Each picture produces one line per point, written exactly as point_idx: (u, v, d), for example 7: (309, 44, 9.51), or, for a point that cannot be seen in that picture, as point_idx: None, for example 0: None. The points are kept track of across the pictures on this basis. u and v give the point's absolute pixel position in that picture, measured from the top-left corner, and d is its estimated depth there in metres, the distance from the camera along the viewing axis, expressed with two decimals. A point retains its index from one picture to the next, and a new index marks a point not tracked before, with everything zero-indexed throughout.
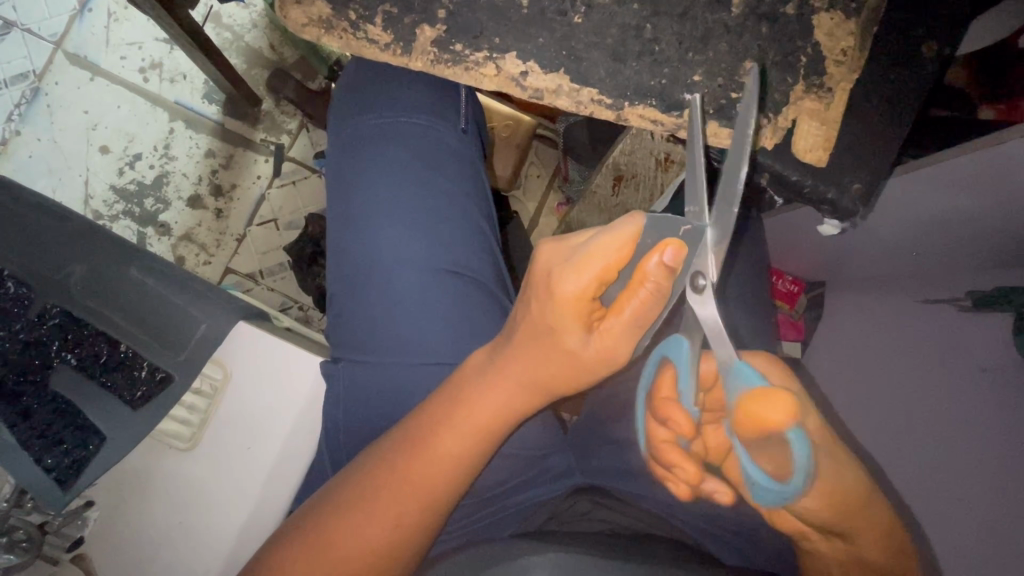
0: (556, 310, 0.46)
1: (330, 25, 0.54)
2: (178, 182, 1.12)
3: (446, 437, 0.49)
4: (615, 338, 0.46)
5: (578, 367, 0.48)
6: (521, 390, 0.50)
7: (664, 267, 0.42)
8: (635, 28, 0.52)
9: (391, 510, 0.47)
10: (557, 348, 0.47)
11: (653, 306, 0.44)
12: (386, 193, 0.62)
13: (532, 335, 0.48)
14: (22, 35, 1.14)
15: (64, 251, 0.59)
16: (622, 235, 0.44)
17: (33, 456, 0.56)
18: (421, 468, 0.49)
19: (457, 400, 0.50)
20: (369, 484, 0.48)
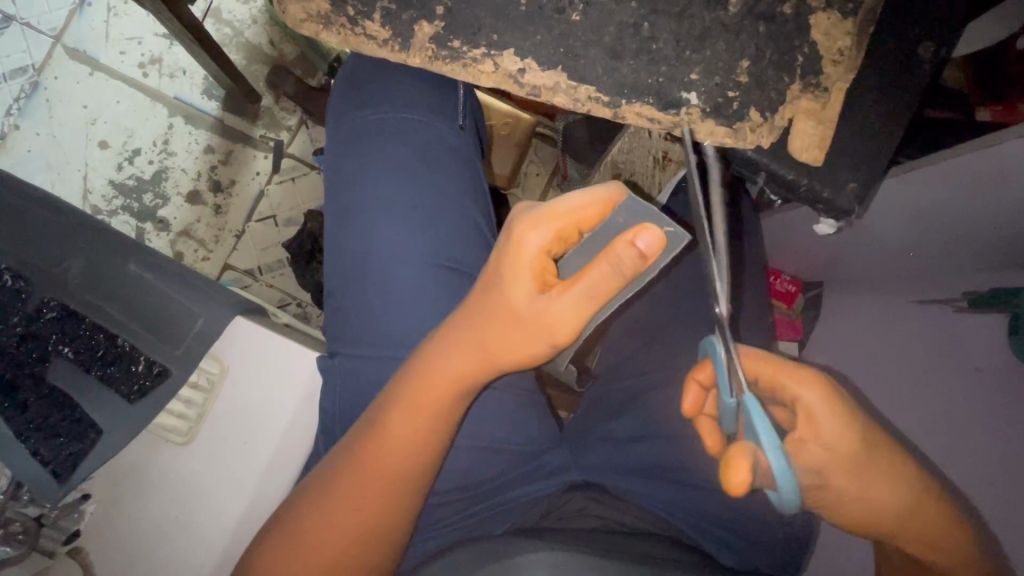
0: (515, 262, 0.47)
1: (329, 21, 0.54)
2: (178, 177, 1.12)
3: (408, 414, 0.50)
4: (560, 303, 0.46)
5: (517, 326, 0.47)
6: (472, 354, 0.49)
7: (636, 251, 0.43)
8: (633, 26, 0.52)
9: (361, 494, 0.49)
10: (506, 306, 0.48)
11: (608, 281, 0.44)
12: (383, 187, 0.62)
13: (488, 292, 0.49)
14: (22, 29, 1.13)
15: (62, 244, 0.59)
16: (595, 197, 0.47)
17: (28, 448, 0.55)
18: (385, 458, 0.49)
19: (412, 370, 0.51)
20: (337, 479, 0.49)
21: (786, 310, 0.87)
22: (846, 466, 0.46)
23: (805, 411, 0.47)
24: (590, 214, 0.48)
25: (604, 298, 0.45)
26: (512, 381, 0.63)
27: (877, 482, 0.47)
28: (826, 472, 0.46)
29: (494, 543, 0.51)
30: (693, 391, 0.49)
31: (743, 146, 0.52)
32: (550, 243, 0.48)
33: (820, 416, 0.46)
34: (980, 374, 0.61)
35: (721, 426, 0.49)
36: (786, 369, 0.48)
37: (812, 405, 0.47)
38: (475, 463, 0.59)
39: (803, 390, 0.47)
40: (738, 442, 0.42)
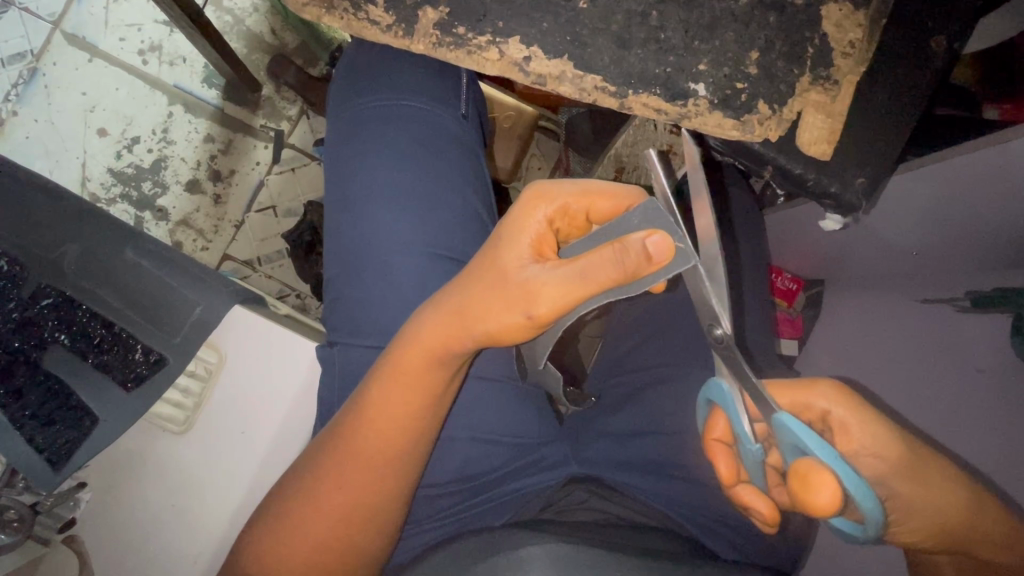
0: (515, 227, 0.47)
1: (332, 5, 0.53)
2: (177, 166, 1.11)
3: (397, 388, 0.49)
4: (550, 274, 0.44)
5: (500, 292, 0.46)
6: (451, 320, 0.48)
7: (642, 249, 0.41)
8: (641, 15, 0.51)
9: (353, 472, 0.49)
10: (496, 270, 0.46)
11: (605, 269, 0.42)
12: (383, 175, 0.61)
13: (483, 255, 0.48)
14: (20, 14, 1.12)
15: (58, 230, 0.58)
16: (616, 189, 0.47)
17: (25, 436, 0.55)
18: (369, 440, 0.49)
19: (396, 342, 0.50)
20: (325, 464, 0.49)
21: (787, 309, 0.86)
22: (903, 477, 0.43)
23: (839, 425, 0.44)
24: (604, 205, 0.47)
25: (596, 285, 0.43)
26: (509, 372, 0.62)
27: (937, 494, 0.43)
28: (889, 481, 0.43)
29: (494, 536, 0.51)
30: (719, 454, 0.47)
31: (750, 139, 0.51)
32: (556, 217, 0.47)
33: (855, 430, 0.44)
34: (983, 373, 0.61)
35: (755, 479, 0.47)
36: (798, 385, 0.46)
37: (845, 416, 0.44)
38: (475, 454, 0.59)
39: (833, 405, 0.45)
40: (802, 466, 0.40)
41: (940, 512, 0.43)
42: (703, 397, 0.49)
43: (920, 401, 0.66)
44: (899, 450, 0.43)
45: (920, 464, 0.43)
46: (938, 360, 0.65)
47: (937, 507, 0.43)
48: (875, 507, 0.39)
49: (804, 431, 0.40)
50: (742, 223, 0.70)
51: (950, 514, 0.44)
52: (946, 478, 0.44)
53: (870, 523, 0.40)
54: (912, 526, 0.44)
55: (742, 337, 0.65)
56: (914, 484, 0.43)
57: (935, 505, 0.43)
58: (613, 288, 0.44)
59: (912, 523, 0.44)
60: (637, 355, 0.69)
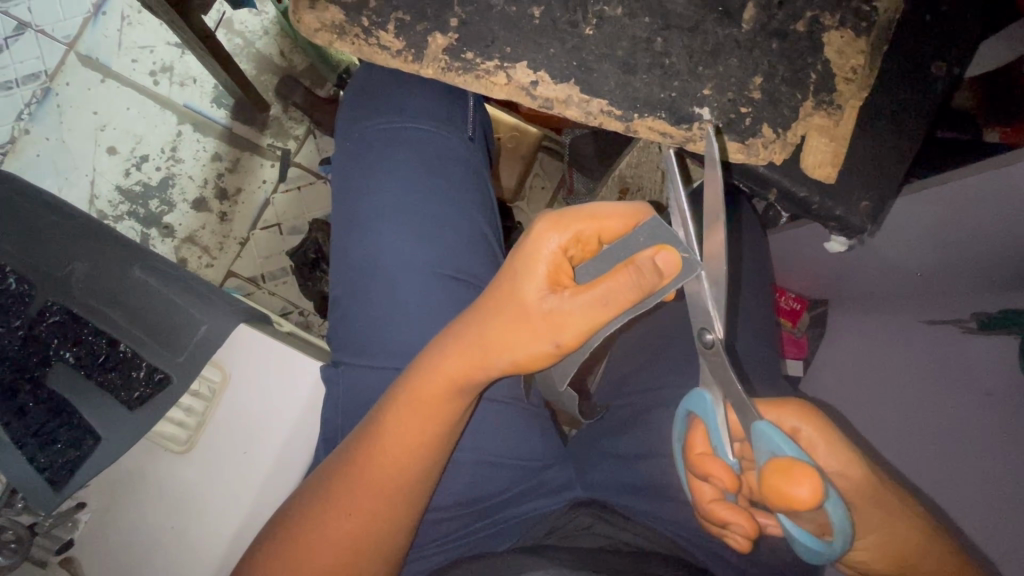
0: (529, 259, 0.46)
1: (343, 30, 0.51)
2: (184, 184, 1.12)
3: (410, 416, 0.48)
4: (571, 303, 0.44)
5: (523, 323, 0.46)
6: (472, 353, 0.47)
7: (652, 266, 0.42)
8: (645, 41, 0.52)
9: (360, 498, 0.48)
10: (516, 303, 0.46)
11: (623, 291, 0.43)
12: (391, 198, 0.62)
13: (497, 287, 0.48)
14: (36, 36, 1.15)
15: (68, 248, 0.59)
16: (625, 209, 0.47)
17: (27, 455, 0.55)
18: (382, 463, 0.48)
19: (411, 370, 0.50)
20: (333, 490, 0.48)
21: (791, 329, 0.86)
22: (868, 509, 0.42)
23: (806, 443, 0.44)
24: (615, 225, 0.47)
25: (615, 309, 0.43)
26: (512, 393, 0.62)
27: (897, 536, 0.42)
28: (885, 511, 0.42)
29: (496, 562, 0.50)
30: (715, 465, 0.44)
31: (754, 161, 0.51)
32: (568, 245, 0.47)
33: (821, 448, 0.43)
34: (990, 398, 0.61)
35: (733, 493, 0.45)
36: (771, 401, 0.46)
37: (814, 435, 0.44)
38: (477, 476, 0.59)
39: (803, 423, 0.44)
40: (783, 458, 0.40)
41: (898, 553, 0.43)
42: (683, 408, 0.48)
43: (923, 426, 0.65)
44: (882, 481, 0.43)
45: (896, 497, 0.43)
46: (946, 386, 0.65)
47: (893, 547, 0.42)
48: (842, 515, 0.39)
49: (770, 429, 0.42)
50: (746, 244, 0.71)
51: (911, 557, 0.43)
52: (921, 519, 0.44)
53: (838, 538, 0.40)
54: (873, 559, 0.43)
55: (744, 360, 0.65)
56: (897, 518, 0.42)
57: (892, 544, 0.42)
58: (632, 307, 0.44)
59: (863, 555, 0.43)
60: (637, 377, 0.69)
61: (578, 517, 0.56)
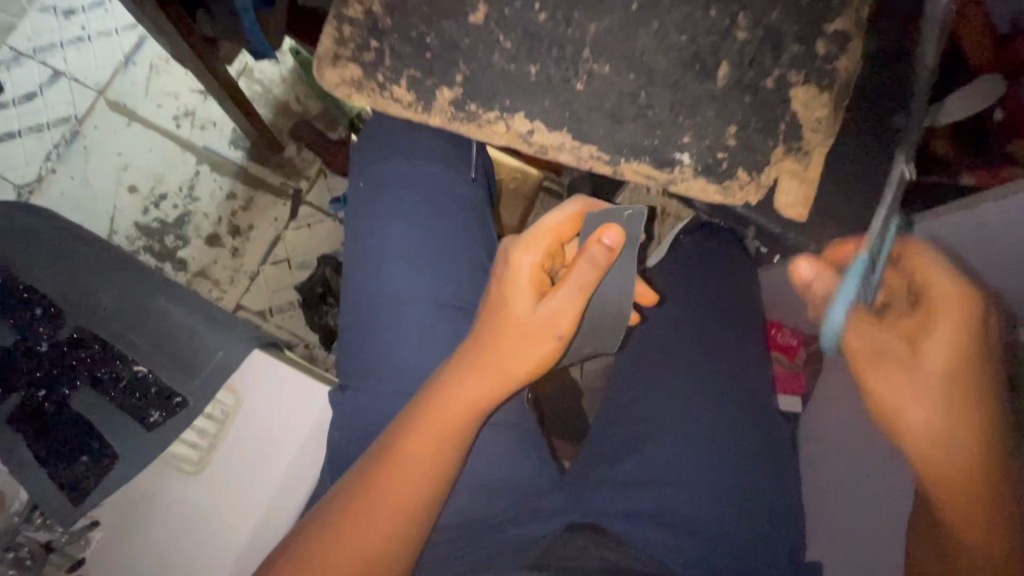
0: (515, 284, 0.55)
1: (360, 85, 0.57)
2: (199, 221, 1.19)
3: (422, 436, 0.52)
4: (556, 301, 0.54)
5: (524, 333, 0.54)
6: (483, 375, 0.54)
7: (603, 245, 0.54)
8: (631, 95, 0.56)
9: (375, 518, 0.49)
10: (512, 318, 0.55)
11: (589, 274, 0.54)
12: (399, 234, 0.67)
13: (489, 312, 0.56)
14: (70, 84, 1.24)
15: (97, 277, 0.64)
16: (569, 210, 0.59)
17: (50, 473, 0.59)
18: (397, 483, 0.50)
19: (428, 394, 0.54)
20: (351, 508, 0.49)
21: (788, 364, 0.91)
22: (933, 383, 0.52)
23: (924, 318, 0.53)
24: (567, 224, 0.58)
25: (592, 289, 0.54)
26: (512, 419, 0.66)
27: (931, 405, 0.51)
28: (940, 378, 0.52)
29: None
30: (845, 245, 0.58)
31: (732, 202, 0.57)
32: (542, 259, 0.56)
33: (935, 328, 0.52)
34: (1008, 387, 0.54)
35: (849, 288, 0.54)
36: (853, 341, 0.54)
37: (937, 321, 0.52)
38: (476, 500, 0.62)
39: (937, 300, 0.52)
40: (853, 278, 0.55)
41: (934, 424, 0.51)
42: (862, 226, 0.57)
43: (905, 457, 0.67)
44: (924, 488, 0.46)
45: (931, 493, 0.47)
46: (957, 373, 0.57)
47: (930, 411, 0.51)
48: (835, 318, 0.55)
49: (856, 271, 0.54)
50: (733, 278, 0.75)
51: (935, 430, 0.51)
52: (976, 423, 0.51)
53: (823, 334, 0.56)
54: (917, 431, 0.52)
55: (730, 387, 0.68)
56: (948, 397, 0.51)
57: (934, 412, 0.51)
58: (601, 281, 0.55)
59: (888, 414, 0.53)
60: (629, 406, 0.71)
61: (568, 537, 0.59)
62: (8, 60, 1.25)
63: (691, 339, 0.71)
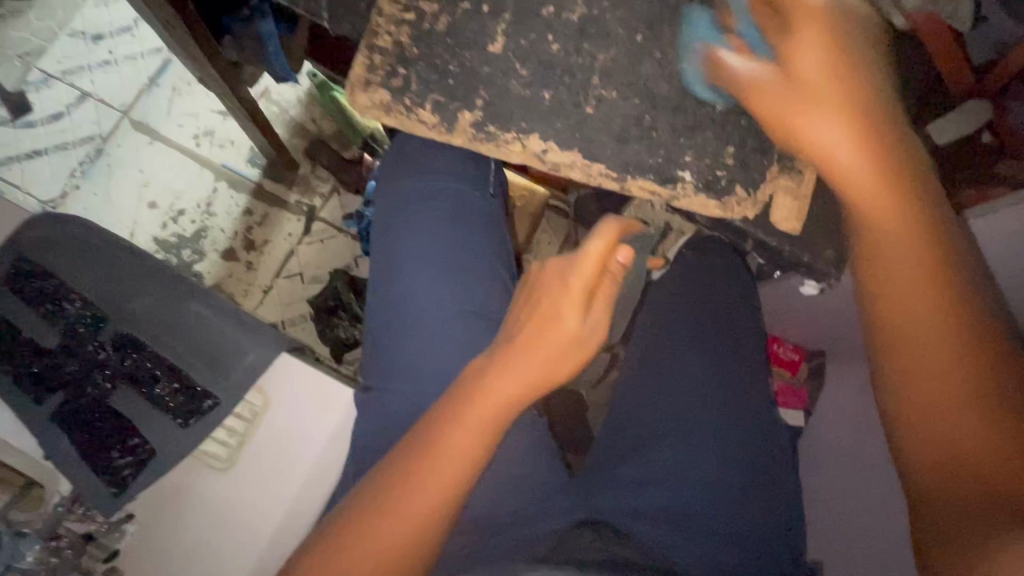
0: (567, 297, 0.60)
1: (389, 108, 0.62)
2: (215, 236, 1.24)
3: (458, 432, 0.55)
4: (597, 316, 0.60)
5: (570, 344, 0.59)
6: (522, 380, 0.58)
7: (621, 264, 0.62)
8: (636, 118, 0.61)
9: (410, 509, 0.51)
10: (559, 330, 0.59)
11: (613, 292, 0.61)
12: (421, 245, 0.72)
13: (537, 326, 0.60)
14: (95, 104, 1.31)
15: (135, 285, 0.68)
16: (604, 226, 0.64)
17: (93, 467, 0.63)
18: (432, 476, 0.53)
19: (464, 393, 0.57)
20: (382, 499, 0.52)
21: (789, 378, 0.92)
22: (817, 93, 0.56)
23: (789, 55, 0.57)
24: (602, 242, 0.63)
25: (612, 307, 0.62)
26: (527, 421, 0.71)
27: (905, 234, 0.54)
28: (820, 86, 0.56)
29: (511, 568, 0.55)
30: None
31: (731, 216, 0.61)
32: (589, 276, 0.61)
33: (803, 56, 0.56)
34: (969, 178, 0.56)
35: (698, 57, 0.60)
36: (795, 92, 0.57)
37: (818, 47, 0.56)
38: (492, 498, 0.65)
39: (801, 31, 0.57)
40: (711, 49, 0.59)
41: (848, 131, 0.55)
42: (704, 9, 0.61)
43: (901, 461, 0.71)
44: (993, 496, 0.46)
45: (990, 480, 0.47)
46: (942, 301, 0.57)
47: (871, 172, 0.54)
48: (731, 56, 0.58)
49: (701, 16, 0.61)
50: (734, 290, 0.79)
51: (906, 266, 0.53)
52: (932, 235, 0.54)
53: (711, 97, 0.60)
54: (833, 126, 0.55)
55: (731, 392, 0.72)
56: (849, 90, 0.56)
57: (874, 165, 0.54)
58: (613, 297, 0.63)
59: (856, 206, 0.55)
60: (633, 410, 0.74)
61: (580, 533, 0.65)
62: (39, 82, 1.32)
63: (693, 346, 0.75)
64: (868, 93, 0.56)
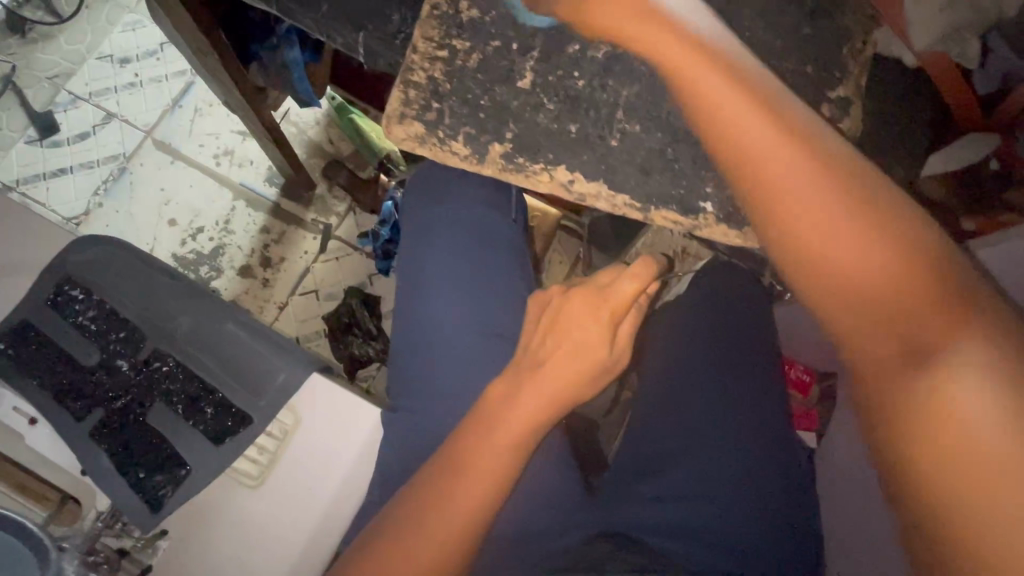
0: (598, 325, 0.61)
1: (423, 140, 0.65)
2: (233, 254, 1.28)
3: (486, 450, 0.56)
4: (624, 344, 0.62)
5: (595, 368, 0.60)
6: (546, 400, 0.59)
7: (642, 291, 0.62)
8: (659, 151, 0.64)
9: (441, 525, 0.53)
10: (587, 354, 0.60)
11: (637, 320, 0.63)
12: (447, 270, 0.75)
13: (567, 353, 0.61)
14: (120, 124, 1.36)
15: (171, 305, 0.71)
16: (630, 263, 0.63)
17: (130, 482, 0.64)
18: (463, 494, 0.54)
19: (494, 412, 0.59)
20: (413, 518, 0.54)
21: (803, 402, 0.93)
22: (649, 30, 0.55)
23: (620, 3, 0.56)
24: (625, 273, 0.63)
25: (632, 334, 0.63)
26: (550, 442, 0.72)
27: (778, 153, 0.50)
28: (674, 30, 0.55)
29: None
30: None
31: (750, 245, 0.63)
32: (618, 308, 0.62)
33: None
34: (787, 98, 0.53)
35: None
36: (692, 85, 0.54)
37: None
38: (516, 516, 0.67)
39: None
40: None
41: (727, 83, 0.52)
42: None
43: None
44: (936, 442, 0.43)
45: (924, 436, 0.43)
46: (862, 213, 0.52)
47: (748, 115, 0.51)
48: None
49: None
50: (750, 313, 0.81)
51: (794, 183, 0.49)
52: (815, 142, 0.50)
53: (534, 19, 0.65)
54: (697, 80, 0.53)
55: (749, 414, 0.73)
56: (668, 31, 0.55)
57: (742, 100, 0.51)
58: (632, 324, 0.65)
59: (738, 152, 0.51)
60: (649, 431, 0.76)
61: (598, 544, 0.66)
62: (66, 103, 1.37)
63: (710, 368, 0.76)
64: (691, 32, 0.54)
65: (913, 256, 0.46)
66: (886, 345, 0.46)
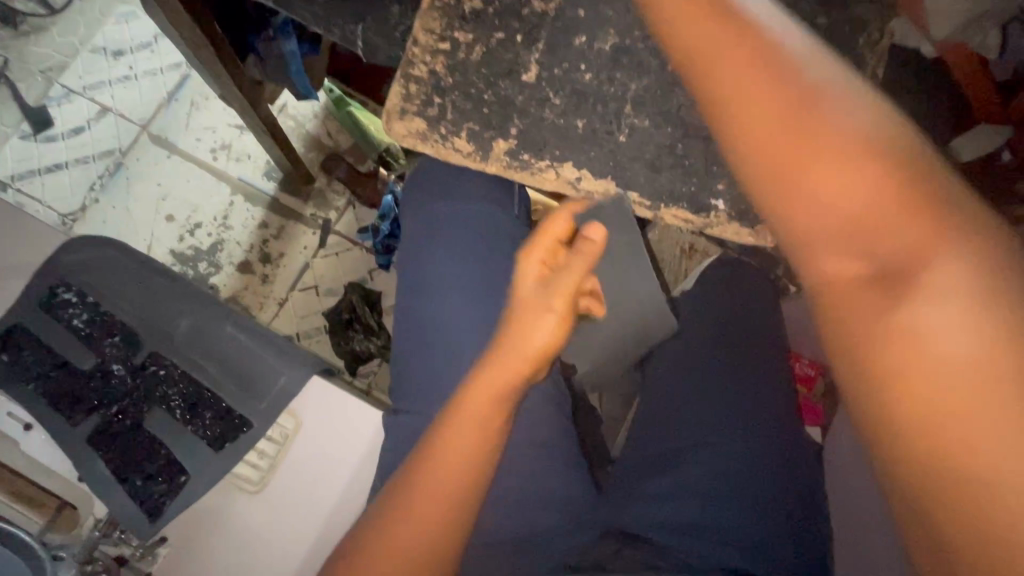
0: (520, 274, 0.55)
1: (424, 136, 0.63)
2: (232, 249, 1.26)
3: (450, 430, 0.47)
4: (551, 286, 0.52)
5: (530, 315, 0.52)
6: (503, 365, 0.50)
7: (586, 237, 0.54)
8: (669, 147, 0.62)
9: (402, 524, 0.45)
10: (532, 305, 0.52)
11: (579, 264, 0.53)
12: (450, 268, 0.73)
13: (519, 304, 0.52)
14: (115, 118, 1.33)
15: (168, 306, 0.69)
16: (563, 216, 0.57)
17: (128, 489, 0.63)
18: (426, 487, 0.45)
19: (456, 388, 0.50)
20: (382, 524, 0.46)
21: (808, 395, 0.92)
22: None
23: None
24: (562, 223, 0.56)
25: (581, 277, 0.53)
26: (555, 443, 0.71)
27: (737, 60, 0.45)
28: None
29: None
30: None
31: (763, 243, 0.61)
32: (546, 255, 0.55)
33: None
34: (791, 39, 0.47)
35: None
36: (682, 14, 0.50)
37: None
38: (522, 519, 0.66)
39: None
40: None
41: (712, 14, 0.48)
42: None
43: None
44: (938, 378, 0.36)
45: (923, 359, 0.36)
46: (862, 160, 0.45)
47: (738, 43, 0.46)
48: None
49: None
50: (760, 310, 0.79)
51: (765, 104, 0.44)
52: (804, 68, 0.44)
53: None
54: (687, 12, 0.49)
55: (761, 413, 0.71)
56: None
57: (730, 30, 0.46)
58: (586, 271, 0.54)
59: (723, 81, 0.46)
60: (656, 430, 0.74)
61: (605, 545, 0.66)
62: (60, 97, 1.34)
63: (720, 367, 0.74)
64: None
65: (908, 197, 0.39)
66: (854, 263, 0.40)
